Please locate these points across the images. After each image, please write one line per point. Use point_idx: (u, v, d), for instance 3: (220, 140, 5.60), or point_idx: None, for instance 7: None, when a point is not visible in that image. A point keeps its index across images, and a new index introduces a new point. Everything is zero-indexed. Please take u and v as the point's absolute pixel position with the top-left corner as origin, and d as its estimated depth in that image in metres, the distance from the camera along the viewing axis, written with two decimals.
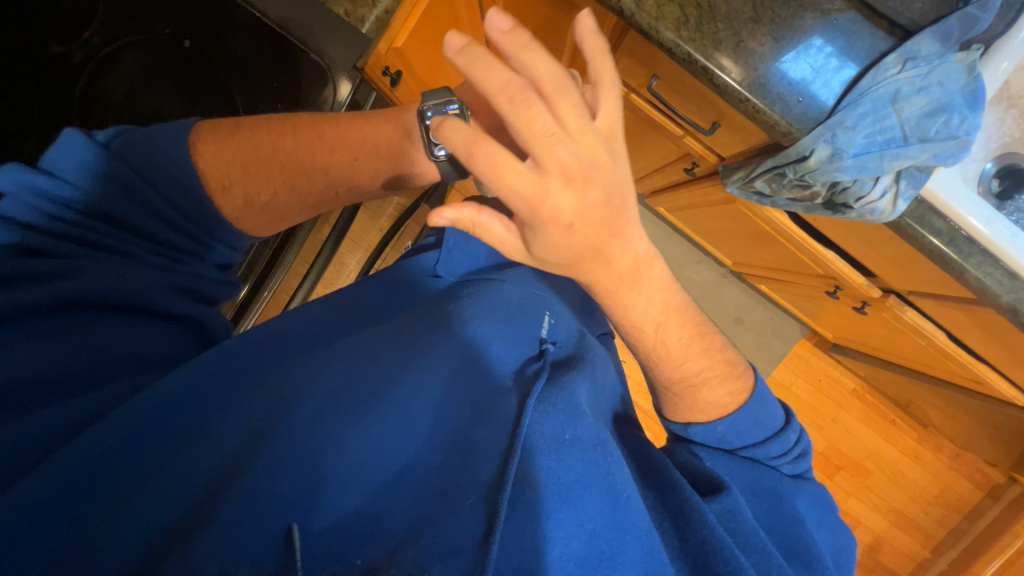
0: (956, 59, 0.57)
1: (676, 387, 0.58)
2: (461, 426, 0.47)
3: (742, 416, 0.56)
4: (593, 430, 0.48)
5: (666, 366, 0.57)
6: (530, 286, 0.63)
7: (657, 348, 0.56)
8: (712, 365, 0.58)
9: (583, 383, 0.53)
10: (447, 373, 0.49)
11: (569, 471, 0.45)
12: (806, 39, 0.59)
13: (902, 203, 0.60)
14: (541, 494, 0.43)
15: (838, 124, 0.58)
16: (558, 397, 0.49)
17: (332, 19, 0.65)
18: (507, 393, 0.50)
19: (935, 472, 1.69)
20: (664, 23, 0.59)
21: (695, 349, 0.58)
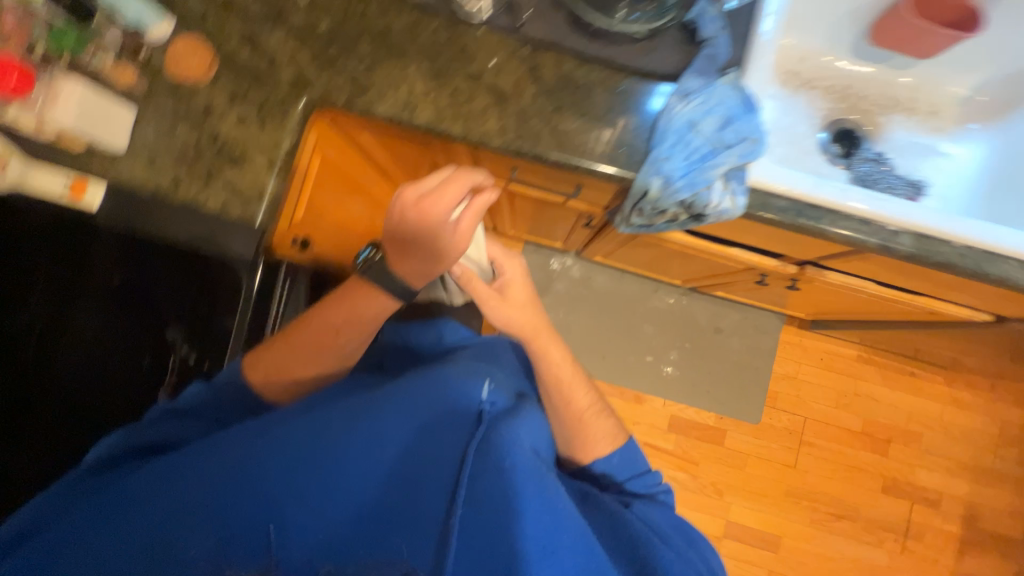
0: (723, 82, 0.69)
1: (584, 418, 0.75)
2: (416, 478, 0.55)
3: (622, 449, 0.75)
4: (529, 465, 0.58)
5: (569, 408, 0.75)
6: (487, 365, 0.73)
7: (565, 392, 0.76)
8: (597, 406, 0.77)
9: (524, 426, 0.63)
10: (395, 441, 0.57)
11: (505, 501, 0.55)
12: (602, 109, 0.71)
13: (740, 198, 0.68)
14: (485, 520, 0.54)
15: (656, 160, 0.69)
16: (495, 443, 0.58)
17: (228, 224, 0.71)
18: (457, 434, 0.58)
19: (982, 410, 1.61)
20: (491, 135, 0.71)
21: (581, 389, 0.78)
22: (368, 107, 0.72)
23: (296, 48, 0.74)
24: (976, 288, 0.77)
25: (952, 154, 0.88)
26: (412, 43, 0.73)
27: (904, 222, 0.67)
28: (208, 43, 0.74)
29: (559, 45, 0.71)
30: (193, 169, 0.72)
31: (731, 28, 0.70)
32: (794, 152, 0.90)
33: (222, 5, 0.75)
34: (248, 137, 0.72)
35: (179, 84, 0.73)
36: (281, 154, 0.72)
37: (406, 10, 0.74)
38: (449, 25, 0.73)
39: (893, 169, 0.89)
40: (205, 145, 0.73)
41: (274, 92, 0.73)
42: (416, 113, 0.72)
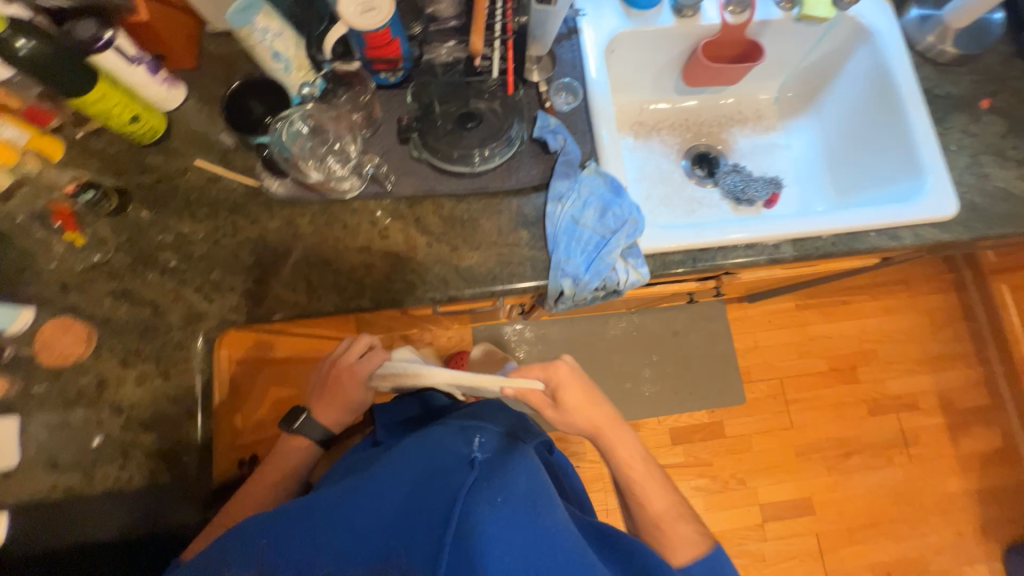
0: (586, 175, 0.74)
1: (663, 522, 0.66)
2: (410, 516, 0.51)
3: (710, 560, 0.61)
4: (523, 491, 0.53)
5: (644, 513, 0.67)
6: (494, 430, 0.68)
7: (637, 493, 0.69)
8: (678, 508, 0.67)
9: (521, 466, 0.57)
10: (391, 486, 0.54)
11: (500, 533, 0.48)
12: (493, 236, 0.74)
13: (642, 268, 0.73)
14: (479, 552, 0.47)
15: (558, 264, 0.73)
16: (489, 480, 0.53)
17: (163, 494, 0.65)
18: (453, 479, 0.54)
19: (912, 309, 1.79)
20: (400, 296, 0.72)
21: (659, 489, 0.69)
22: (271, 316, 0.71)
23: (177, 286, 0.71)
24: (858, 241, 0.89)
25: (789, 145, 1.01)
26: (293, 238, 0.73)
27: (780, 235, 0.76)
28: (79, 316, 0.69)
29: (434, 191, 0.74)
30: (104, 452, 0.66)
31: (573, 129, 0.77)
32: (670, 189, 0.99)
33: (81, 272, 0.71)
34: (155, 395, 0.68)
35: (60, 371, 0.68)
36: (197, 396, 0.68)
37: (275, 211, 0.74)
38: (322, 210, 0.74)
39: (752, 173, 1.00)
40: (111, 422, 0.67)
41: (168, 336, 0.69)
42: (321, 303, 0.71)
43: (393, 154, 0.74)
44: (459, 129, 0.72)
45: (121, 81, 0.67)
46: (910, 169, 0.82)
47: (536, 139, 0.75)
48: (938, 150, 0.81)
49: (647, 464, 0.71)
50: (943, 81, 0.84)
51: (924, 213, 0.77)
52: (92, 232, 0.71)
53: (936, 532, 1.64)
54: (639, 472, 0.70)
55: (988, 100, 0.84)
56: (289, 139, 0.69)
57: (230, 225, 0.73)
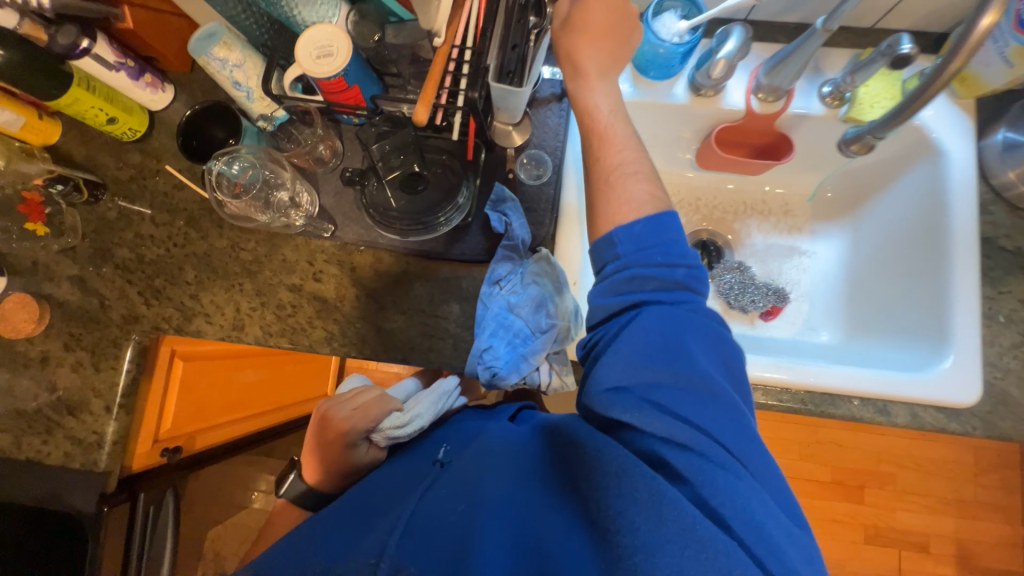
0: (534, 261, 0.68)
1: (611, 178, 0.54)
2: (375, 515, 0.51)
3: (655, 218, 0.51)
4: (475, 475, 0.52)
5: (594, 164, 0.56)
6: (473, 421, 0.68)
7: (595, 144, 0.56)
8: (638, 169, 0.55)
9: (483, 442, 0.58)
10: (362, 496, 0.57)
11: (459, 507, 0.48)
12: (421, 302, 0.71)
13: (567, 376, 0.67)
14: (434, 528, 0.47)
15: (478, 350, 0.67)
16: (447, 479, 0.53)
17: (69, 477, 0.71)
18: (410, 488, 0.54)
19: (956, 439, 1.54)
20: (318, 344, 0.71)
21: (629, 146, 0.56)
22: (196, 334, 0.73)
23: (124, 285, 0.75)
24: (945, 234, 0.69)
25: (812, 254, 0.87)
26: (234, 263, 0.74)
27: None
28: (39, 294, 0.75)
29: (374, 245, 0.71)
30: (33, 425, 0.72)
31: (532, 208, 0.70)
32: None
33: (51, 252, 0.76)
34: (85, 383, 0.73)
35: (12, 342, 0.74)
36: (118, 393, 0.73)
37: (225, 232, 0.75)
38: (266, 240, 0.74)
39: (756, 277, 0.87)
40: (44, 399, 0.73)
41: (107, 331, 0.74)
42: (243, 332, 0.72)
43: (343, 200, 0.72)
44: (406, 189, 0.68)
45: (98, 83, 0.69)
46: (935, 329, 0.68)
47: (487, 214, 0.70)
48: (976, 316, 0.65)
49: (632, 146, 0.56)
50: (1014, 232, 0.68)
51: (934, 393, 0.63)
52: (61, 219, 0.76)
53: None
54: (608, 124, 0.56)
55: None
56: None
57: (182, 236, 0.75)
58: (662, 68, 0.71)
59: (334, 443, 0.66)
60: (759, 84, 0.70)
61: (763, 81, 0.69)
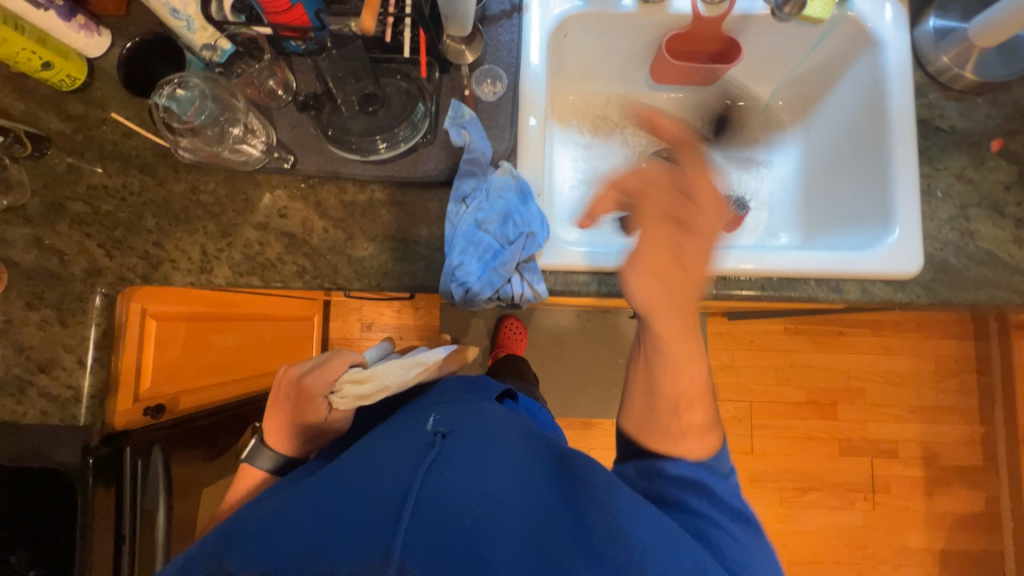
0: (498, 176, 0.69)
1: (676, 405, 0.58)
2: (378, 483, 0.52)
3: (717, 449, 0.57)
4: (473, 453, 0.54)
5: (667, 393, 0.58)
6: (460, 393, 0.72)
7: (663, 376, 0.58)
8: (704, 392, 0.59)
9: (480, 430, 0.59)
10: (353, 461, 0.56)
11: (471, 499, 0.48)
12: (391, 228, 0.71)
13: (539, 285, 0.69)
14: (436, 499, 0.48)
15: (450, 269, 0.69)
16: (448, 450, 0.54)
17: (51, 434, 0.70)
18: (410, 462, 0.54)
19: (916, 349, 1.63)
20: (290, 279, 0.71)
21: (691, 366, 0.59)
22: (165, 281, 0.72)
23: (82, 239, 0.73)
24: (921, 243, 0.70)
25: (768, 163, 0.90)
26: (195, 207, 0.73)
27: None
28: None
29: (337, 174, 0.71)
30: (4, 387, 0.71)
31: (491, 122, 0.71)
32: None
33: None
34: (52, 338, 0.71)
35: None
36: (90, 345, 0.72)
37: (182, 174, 0.73)
38: (226, 180, 0.73)
39: (717, 189, 0.90)
40: (12, 359, 0.71)
41: (70, 286, 0.72)
42: (214, 274, 0.72)
43: (300, 131, 0.71)
44: (361, 111, 0.67)
45: (29, 25, 0.66)
46: (880, 211, 0.72)
47: (446, 131, 0.70)
48: (917, 194, 0.69)
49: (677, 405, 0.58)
50: (948, 111, 0.72)
51: (880, 267, 0.67)
52: (7, 175, 0.73)
53: None
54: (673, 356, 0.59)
55: (1000, 141, 0.70)
56: (186, 104, 0.67)
57: (137, 183, 0.73)
58: None
59: (292, 399, 0.72)
60: None
61: None
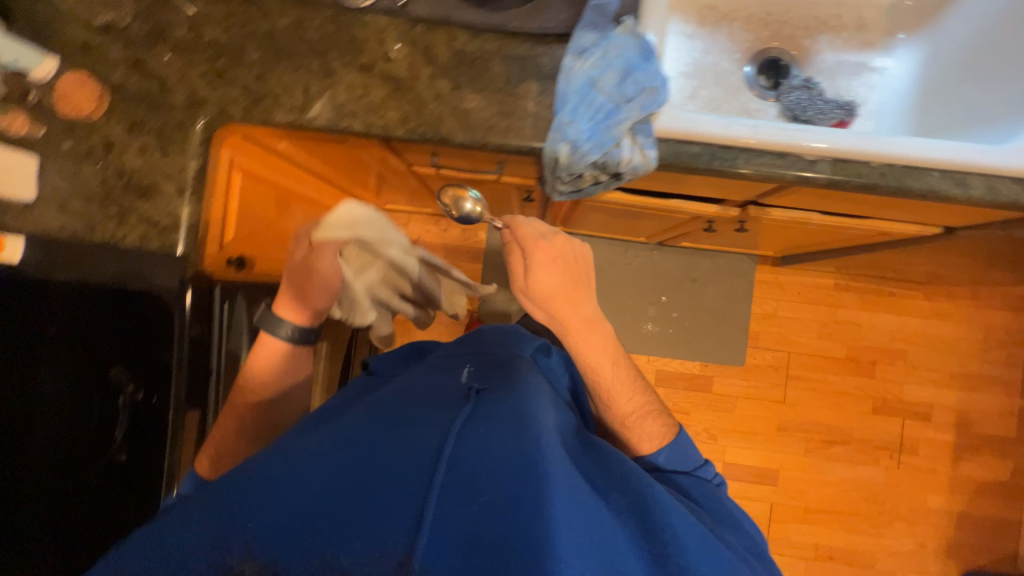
0: (619, 33, 0.66)
1: (630, 420, 0.77)
2: (413, 437, 0.55)
3: (672, 443, 0.74)
4: (506, 414, 0.58)
5: (613, 413, 0.78)
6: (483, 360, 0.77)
7: (611, 396, 0.78)
8: (647, 408, 0.78)
9: (507, 396, 0.63)
10: (388, 415, 0.61)
11: (506, 455, 0.52)
12: (500, 79, 0.69)
13: (650, 151, 0.66)
14: (470, 458, 0.52)
15: (560, 126, 0.67)
16: (481, 412, 0.58)
17: (148, 255, 0.71)
18: (445, 419, 0.57)
19: (967, 318, 1.60)
20: (392, 125, 0.69)
21: (627, 393, 0.78)
22: (265, 117, 0.71)
23: (185, 67, 0.72)
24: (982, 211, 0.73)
25: (883, 70, 0.85)
26: (301, 44, 0.71)
27: (822, 149, 0.66)
28: (97, 75, 0.72)
29: (449, 19, 0.69)
30: (106, 208, 0.71)
31: None
32: (720, 92, 0.87)
33: (102, 32, 0.73)
34: (153, 165, 0.72)
35: (74, 125, 0.72)
36: (190, 176, 0.72)
37: (290, 9, 0.72)
38: (334, 19, 0.71)
39: (823, 93, 0.85)
40: (113, 182, 0.72)
41: (172, 115, 0.72)
42: (314, 113, 0.70)
43: None
44: None
45: None
46: None
47: None
48: None
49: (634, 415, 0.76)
50: None
51: (1013, 160, 0.64)
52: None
53: (895, 537, 1.59)
54: (612, 364, 0.78)
55: None
56: None
57: (243, 15, 0.72)
58: None
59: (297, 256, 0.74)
60: None
61: None
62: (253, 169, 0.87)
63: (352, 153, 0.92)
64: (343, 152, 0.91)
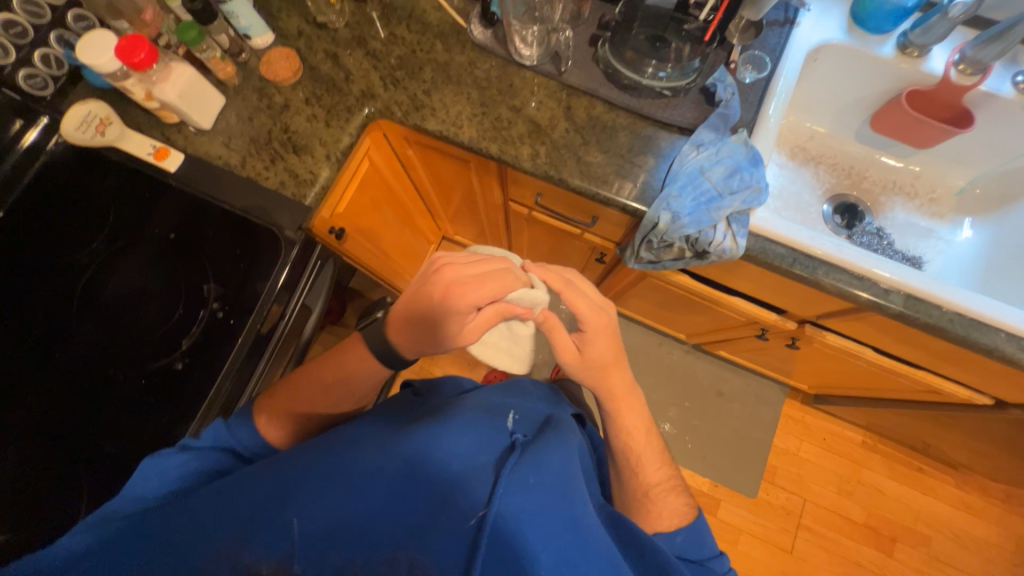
0: (733, 139, 0.77)
1: (652, 492, 0.66)
2: (447, 484, 0.49)
3: (691, 526, 0.62)
4: (554, 475, 0.51)
5: (636, 481, 0.68)
6: (538, 398, 0.69)
7: (636, 463, 0.68)
8: (671, 482, 0.68)
9: (556, 449, 0.54)
10: (421, 439, 0.53)
11: (549, 530, 0.46)
12: (624, 148, 0.80)
13: (741, 240, 0.74)
14: (509, 529, 0.45)
15: (666, 197, 0.76)
16: (526, 464, 0.50)
17: (280, 200, 0.80)
18: (483, 474, 0.49)
19: (999, 522, 1.51)
20: (522, 157, 0.80)
21: (654, 462, 0.69)
22: (420, 121, 0.83)
23: (370, 68, 0.87)
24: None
25: (949, 240, 0.95)
26: (468, 76, 0.86)
27: (895, 280, 0.72)
28: (299, 55, 0.87)
29: (594, 92, 0.83)
30: (260, 152, 0.82)
31: (742, 96, 0.82)
32: (799, 217, 0.96)
33: (316, 27, 0.90)
34: (315, 131, 0.84)
35: (266, 84, 0.86)
36: (340, 148, 0.83)
37: (469, 50, 0.87)
38: (500, 67, 0.86)
39: (893, 244, 0.94)
40: (276, 135, 0.83)
41: (345, 99, 0.85)
42: (461, 131, 0.82)
43: (578, 49, 0.85)
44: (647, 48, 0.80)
45: None
46: None
47: (704, 86, 0.82)
48: None
49: (653, 483, 0.67)
50: None
51: None
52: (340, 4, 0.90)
53: None
54: (640, 434, 0.69)
55: None
56: None
57: (429, 45, 0.88)
58: (881, 19, 0.83)
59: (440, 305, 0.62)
60: (963, 56, 0.80)
61: (968, 54, 0.79)
62: (379, 165, 0.99)
63: (463, 175, 1.05)
64: (457, 170, 1.04)
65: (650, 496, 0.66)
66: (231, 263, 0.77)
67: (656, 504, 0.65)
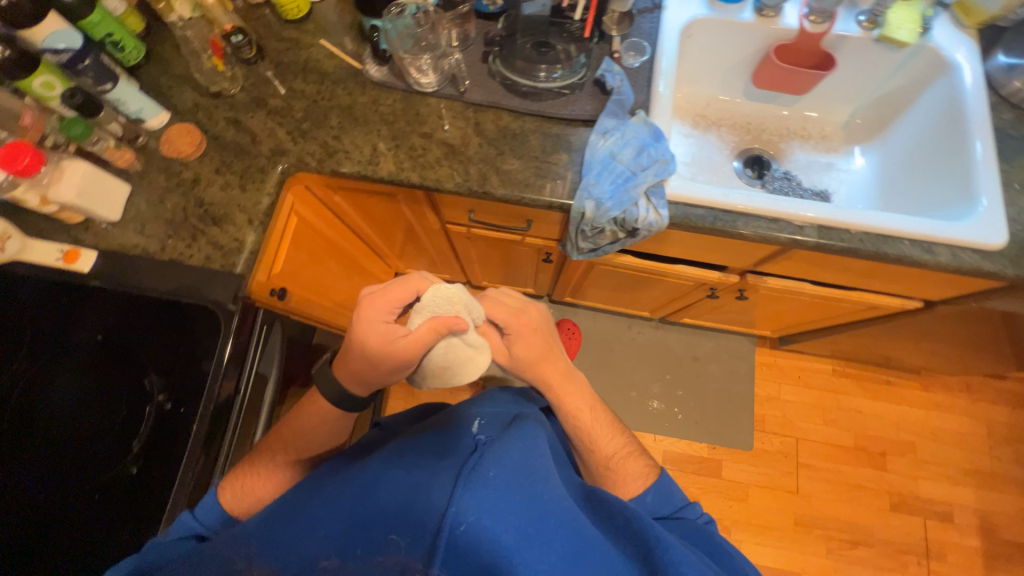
0: (634, 121, 0.82)
1: (613, 463, 0.67)
2: (409, 499, 0.47)
3: (656, 484, 0.65)
4: (516, 465, 0.49)
5: (594, 456, 0.69)
6: (506, 399, 0.69)
7: (589, 440, 0.69)
8: (628, 447, 0.70)
9: (519, 440, 0.53)
10: (383, 466, 0.52)
11: (515, 519, 0.44)
12: (538, 150, 0.84)
13: (663, 211, 0.78)
14: (473, 528, 0.43)
15: (586, 187, 0.80)
16: (487, 459, 0.49)
17: (210, 273, 0.78)
18: (442, 480, 0.47)
19: (967, 412, 1.62)
20: (443, 179, 0.82)
21: (608, 433, 0.70)
22: (335, 166, 0.84)
23: (275, 126, 0.87)
24: (953, 279, 0.83)
25: (847, 169, 1.03)
26: (374, 113, 0.87)
27: (809, 217, 0.78)
28: (199, 127, 0.86)
29: (498, 104, 0.86)
30: (179, 232, 0.80)
31: (632, 81, 0.87)
32: (715, 178, 1.03)
33: (211, 96, 0.89)
34: (231, 198, 0.82)
35: (171, 162, 0.84)
36: (261, 209, 0.82)
37: (369, 89, 0.89)
38: (403, 99, 0.88)
39: (801, 183, 1.02)
40: (192, 210, 0.81)
41: (255, 161, 0.85)
42: (378, 166, 0.83)
43: (474, 68, 0.89)
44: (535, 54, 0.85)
45: None
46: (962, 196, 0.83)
47: (596, 79, 0.87)
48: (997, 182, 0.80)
49: (615, 454, 0.68)
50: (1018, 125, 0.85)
51: (967, 235, 0.76)
52: (232, 70, 0.90)
53: None
54: (591, 410, 0.71)
55: None
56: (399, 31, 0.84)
57: (329, 92, 0.89)
58: None
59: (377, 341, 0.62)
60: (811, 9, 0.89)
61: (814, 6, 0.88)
62: (308, 218, 0.98)
63: (395, 209, 1.06)
64: (387, 206, 1.04)
65: (611, 468, 0.67)
66: (167, 349, 0.74)
67: (620, 471, 0.67)
